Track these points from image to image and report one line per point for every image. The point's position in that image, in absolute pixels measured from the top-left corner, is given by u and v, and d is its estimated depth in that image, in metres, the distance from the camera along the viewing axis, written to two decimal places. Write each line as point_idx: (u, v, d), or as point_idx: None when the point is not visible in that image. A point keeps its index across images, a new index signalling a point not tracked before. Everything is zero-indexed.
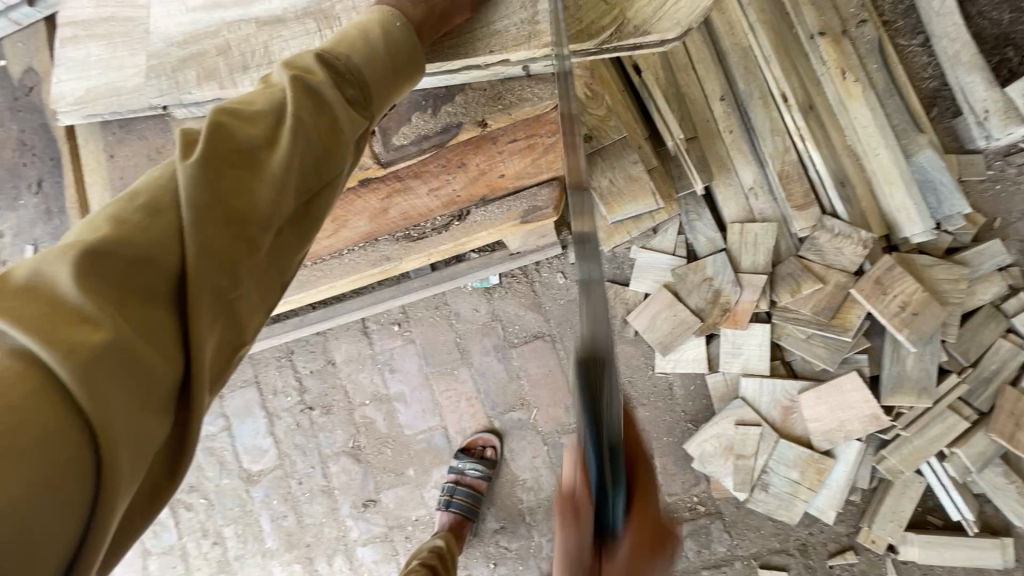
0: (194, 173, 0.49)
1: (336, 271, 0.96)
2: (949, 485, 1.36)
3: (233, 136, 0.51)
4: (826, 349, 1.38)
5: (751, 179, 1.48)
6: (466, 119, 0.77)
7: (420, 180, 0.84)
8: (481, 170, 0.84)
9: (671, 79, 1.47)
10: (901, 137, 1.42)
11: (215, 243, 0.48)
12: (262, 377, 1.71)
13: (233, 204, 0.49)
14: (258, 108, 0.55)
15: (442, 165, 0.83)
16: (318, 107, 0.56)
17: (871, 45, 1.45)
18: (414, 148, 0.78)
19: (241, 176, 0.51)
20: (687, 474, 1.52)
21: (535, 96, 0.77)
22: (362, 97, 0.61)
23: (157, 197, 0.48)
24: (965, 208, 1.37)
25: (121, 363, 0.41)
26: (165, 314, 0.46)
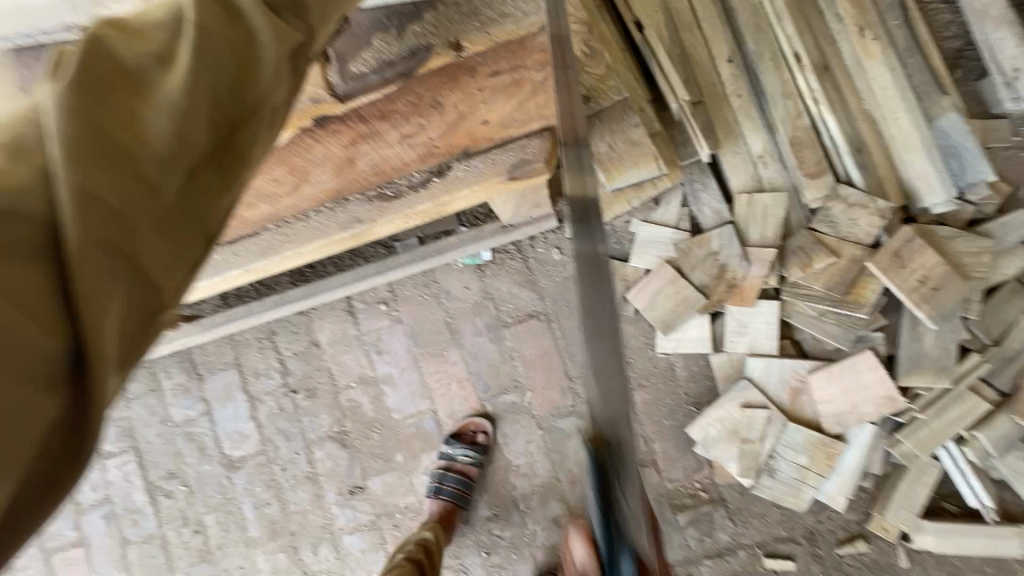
0: (66, 94, 0.36)
1: (302, 234, 0.86)
2: (967, 471, 1.29)
3: (118, 53, 0.40)
4: (839, 326, 1.30)
5: (760, 147, 1.37)
6: (439, 41, 0.65)
7: (387, 123, 0.74)
8: (459, 112, 0.75)
9: (676, 38, 1.36)
10: (923, 100, 1.33)
11: (102, 178, 0.36)
12: (243, 359, 1.63)
13: (122, 134, 0.37)
14: (150, 23, 0.43)
15: (412, 103, 0.73)
16: (230, 19, 0.45)
17: (892, 1, 1.34)
18: (377, 78, 0.66)
19: (133, 100, 0.39)
20: (689, 459, 1.45)
21: (518, 9, 0.66)
22: (294, 8, 0.50)
23: (16, 127, 0.35)
24: (990, 175, 1.28)
25: None
26: (35, 279, 0.33)
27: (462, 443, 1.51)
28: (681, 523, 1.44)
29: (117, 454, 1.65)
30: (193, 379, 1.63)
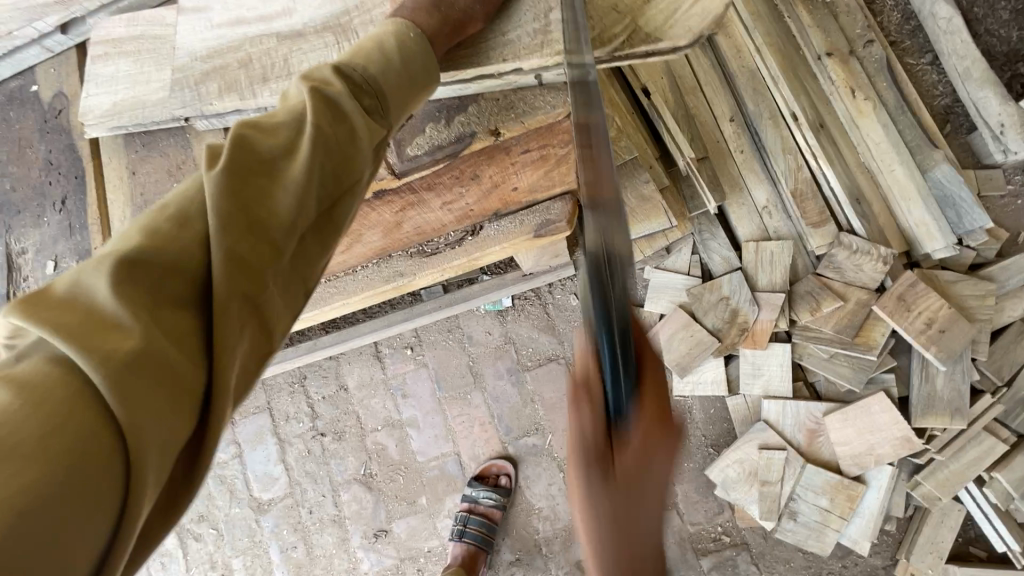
0: (222, 181, 0.49)
1: (349, 287, 0.96)
2: (991, 514, 1.28)
3: (257, 146, 0.52)
4: (851, 368, 1.34)
5: (764, 198, 1.48)
6: (479, 128, 0.77)
7: (433, 193, 0.83)
8: (494, 183, 0.83)
9: (681, 101, 1.49)
10: (916, 153, 1.41)
11: (240, 247, 0.49)
12: (275, 403, 1.70)
13: (257, 212, 0.50)
14: (278, 119, 0.56)
15: (456, 176, 0.81)
16: (336, 117, 0.57)
17: (880, 64, 1.46)
18: (428, 159, 0.77)
19: (264, 184, 0.51)
20: (710, 502, 1.46)
21: (547, 104, 0.76)
22: (379, 107, 0.60)
23: (187, 205, 0.49)
24: (987, 222, 1.34)
25: (151, 368, 0.42)
26: (191, 321, 0.46)
27: (484, 485, 1.54)
28: (704, 567, 1.44)
29: None
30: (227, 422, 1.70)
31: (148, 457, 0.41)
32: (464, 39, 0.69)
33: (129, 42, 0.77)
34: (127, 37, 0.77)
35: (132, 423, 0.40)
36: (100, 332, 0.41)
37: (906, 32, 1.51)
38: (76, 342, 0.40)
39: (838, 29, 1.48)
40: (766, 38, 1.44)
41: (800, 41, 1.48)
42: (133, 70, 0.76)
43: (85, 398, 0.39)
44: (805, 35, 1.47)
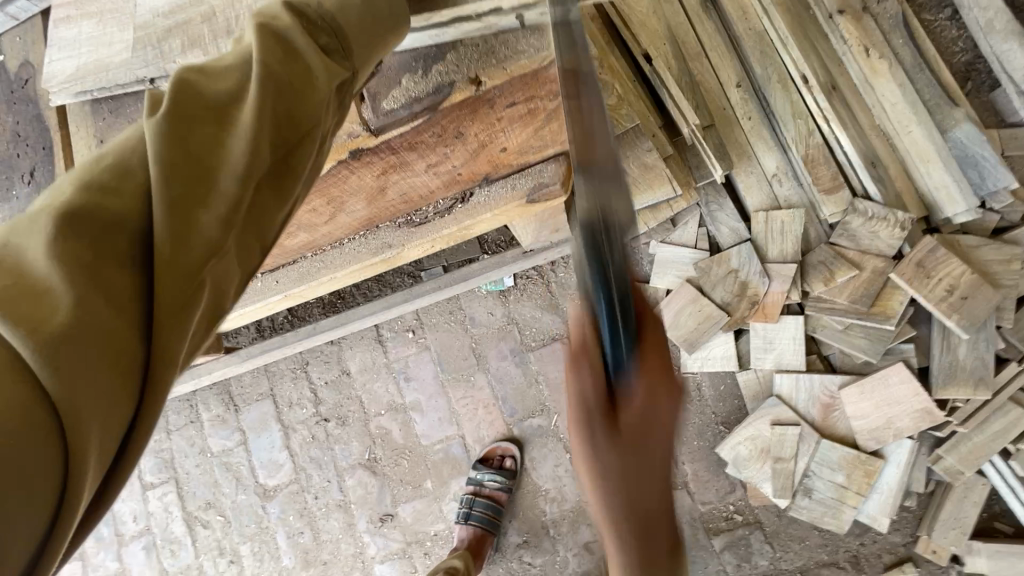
0: (161, 130, 0.46)
1: (337, 260, 0.93)
2: (1016, 487, 1.23)
3: (200, 91, 0.49)
4: (868, 339, 1.28)
5: (774, 165, 1.42)
6: (457, 78, 0.68)
7: (415, 154, 0.76)
8: (480, 141, 0.77)
9: (684, 67, 1.42)
10: (935, 112, 1.34)
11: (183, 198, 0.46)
12: (277, 389, 1.69)
13: (201, 161, 0.47)
14: (226, 63, 0.52)
15: (438, 134, 0.74)
16: (289, 58, 0.52)
17: (896, 20, 1.38)
18: (405, 113, 0.69)
19: (209, 130, 0.48)
20: (721, 481, 1.42)
21: (532, 47, 0.68)
22: (340, 47, 0.56)
23: (126, 158, 0.46)
24: (1012, 183, 1.27)
25: (84, 332, 0.40)
26: (131, 281, 0.44)
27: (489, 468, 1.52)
28: (716, 547, 1.40)
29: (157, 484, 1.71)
30: (231, 409, 1.69)
31: (85, 416, 0.39)
32: None
33: (91, 3, 0.73)
34: None
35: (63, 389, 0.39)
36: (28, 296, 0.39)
37: None
38: (4, 306, 0.38)
39: None
40: None
41: None
42: (96, 31, 0.72)
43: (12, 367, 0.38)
44: None
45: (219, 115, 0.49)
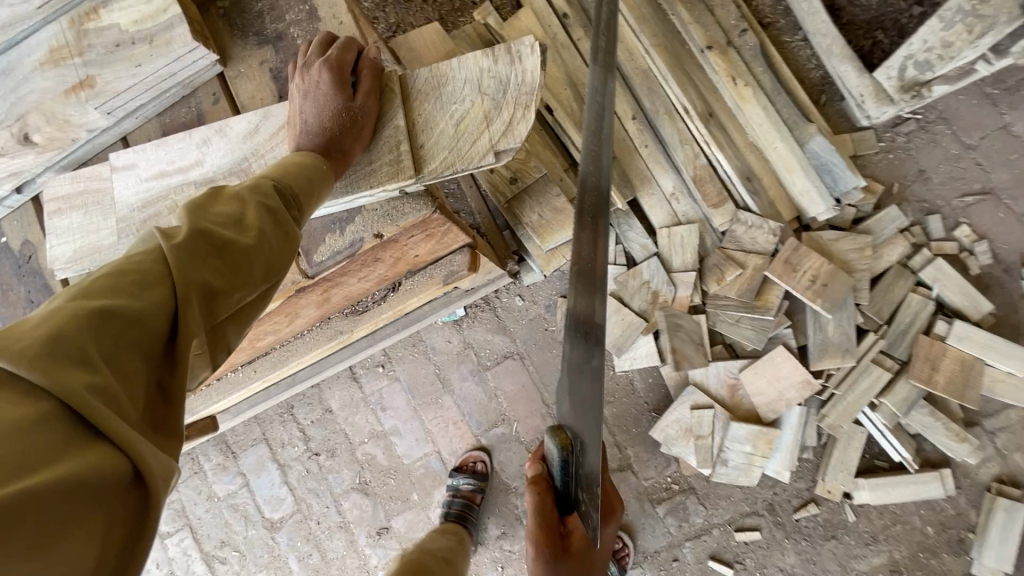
0: (179, 257, 0.64)
1: (301, 347, 1.15)
2: (884, 431, 1.52)
3: (210, 229, 0.69)
4: (754, 330, 1.55)
5: (671, 185, 1.64)
6: (366, 234, 0.94)
7: (346, 276, 1.02)
8: (393, 258, 1.01)
9: (584, 108, 1.62)
10: (794, 128, 1.57)
11: (194, 306, 0.64)
12: (269, 433, 1.89)
13: (210, 281, 0.66)
14: (223, 209, 0.72)
15: (360, 262, 1.00)
16: (276, 220, 0.75)
17: (755, 51, 1.60)
18: (332, 261, 0.95)
19: (215, 259, 0.67)
20: (658, 458, 1.69)
21: (414, 209, 0.94)
22: (302, 209, 0.80)
23: (146, 268, 0.63)
24: (859, 182, 1.53)
25: (119, 400, 0.55)
26: (149, 365, 0.60)
27: (464, 474, 1.75)
28: (661, 513, 1.67)
29: (174, 532, 1.91)
30: (230, 456, 1.89)
31: (147, 459, 0.54)
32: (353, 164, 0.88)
33: (75, 197, 0.92)
34: (70, 192, 0.93)
35: (123, 439, 0.53)
36: (86, 371, 0.53)
37: (780, 12, 1.67)
38: (54, 377, 0.52)
39: (714, 22, 1.61)
40: (652, 39, 1.59)
41: (684, 37, 1.62)
42: (82, 223, 0.92)
43: (51, 424, 0.50)
44: (687, 31, 1.61)
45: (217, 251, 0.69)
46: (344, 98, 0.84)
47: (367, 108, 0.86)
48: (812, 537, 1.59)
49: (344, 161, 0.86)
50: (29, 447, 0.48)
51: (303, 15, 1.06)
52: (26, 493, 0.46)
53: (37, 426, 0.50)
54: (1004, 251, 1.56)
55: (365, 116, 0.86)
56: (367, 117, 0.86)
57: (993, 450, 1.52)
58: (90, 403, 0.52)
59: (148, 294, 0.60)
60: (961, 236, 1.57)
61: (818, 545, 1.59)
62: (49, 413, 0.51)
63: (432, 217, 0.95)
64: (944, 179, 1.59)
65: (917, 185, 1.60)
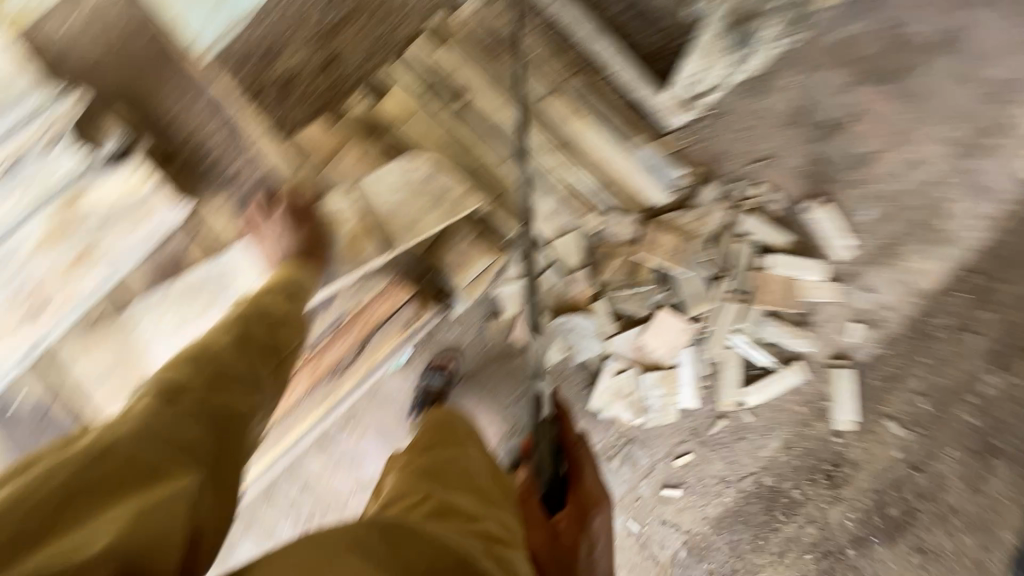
0: (197, 369, 1.18)
1: (339, 382, 1.87)
2: (751, 346, 2.01)
3: (247, 342, 1.31)
4: (639, 300, 1.97)
5: (548, 205, 1.98)
6: (350, 304, 1.84)
7: (338, 344, 1.85)
8: (364, 318, 1.85)
9: (460, 161, 1.89)
10: (625, 142, 1.97)
11: (204, 390, 1.14)
12: (263, 516, 2.00)
13: (218, 392, 1.16)
14: (255, 338, 1.34)
15: (353, 329, 1.85)
16: (264, 359, 1.32)
17: (580, 92, 1.95)
18: (330, 326, 1.85)
19: (246, 364, 1.27)
20: (602, 423, 2.04)
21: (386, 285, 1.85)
22: (274, 348, 1.36)
23: (209, 375, 1.18)
24: (681, 172, 1.98)
25: (211, 443, 1.06)
26: (218, 437, 1.09)
27: (434, 372, 1.98)
28: (615, 466, 2.03)
29: None
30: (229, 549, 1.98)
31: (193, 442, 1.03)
32: None
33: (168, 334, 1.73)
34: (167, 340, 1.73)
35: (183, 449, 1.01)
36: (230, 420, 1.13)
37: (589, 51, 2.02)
38: (156, 450, 0.98)
39: (544, 72, 1.94)
40: (499, 95, 1.90)
41: (524, 90, 1.92)
42: (174, 326, 1.73)
43: (175, 447, 1.00)
44: (526, 84, 1.92)
45: (214, 382, 1.18)
46: None
47: None
48: (727, 443, 2.02)
49: None
50: (212, 450, 1.05)
51: None
52: (182, 458, 1.00)
53: (204, 402, 1.12)
54: (791, 195, 2.09)
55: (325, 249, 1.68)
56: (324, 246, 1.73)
57: (826, 337, 2.05)
58: (205, 413, 1.10)
59: (203, 372, 1.18)
60: (765, 189, 2.04)
61: (733, 448, 2.02)
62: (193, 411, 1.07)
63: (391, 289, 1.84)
64: None
65: (726, 162, 2.04)
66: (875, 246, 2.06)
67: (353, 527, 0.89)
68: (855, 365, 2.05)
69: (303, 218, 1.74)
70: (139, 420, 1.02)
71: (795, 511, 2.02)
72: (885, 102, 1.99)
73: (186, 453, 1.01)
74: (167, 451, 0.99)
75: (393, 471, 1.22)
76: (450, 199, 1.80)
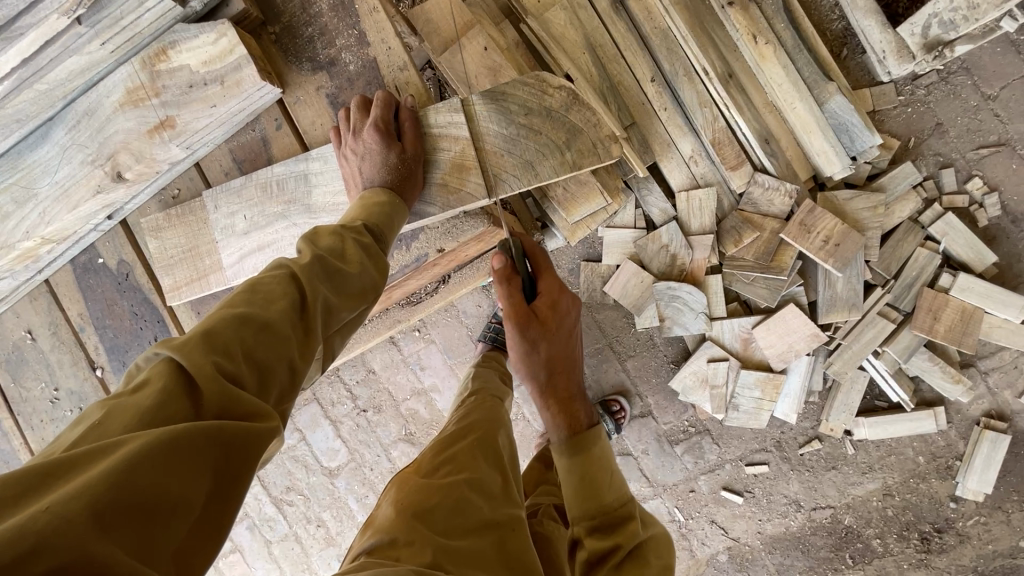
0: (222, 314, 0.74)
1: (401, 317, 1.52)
2: (887, 375, 1.66)
3: (249, 316, 0.74)
4: (768, 289, 1.63)
5: (690, 148, 1.64)
6: (432, 249, 1.32)
7: (409, 281, 1.38)
8: (444, 258, 1.34)
9: (603, 73, 1.61)
10: (813, 88, 1.55)
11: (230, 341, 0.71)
12: (319, 394, 2.06)
13: (216, 361, 0.68)
14: (268, 289, 0.79)
15: (429, 269, 1.37)
16: (368, 253, 0.95)
17: (778, 6, 1.54)
18: (401, 272, 1.34)
19: (259, 331, 0.74)
20: (677, 405, 1.83)
21: (473, 225, 1.30)
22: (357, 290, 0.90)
23: (232, 320, 0.73)
24: (876, 141, 1.53)
25: (152, 462, 0.58)
26: (203, 466, 0.62)
27: None
28: (678, 452, 1.85)
29: None
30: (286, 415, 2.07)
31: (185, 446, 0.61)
32: (410, 178, 1.13)
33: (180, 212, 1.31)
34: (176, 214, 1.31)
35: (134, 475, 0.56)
36: (234, 403, 0.67)
37: None
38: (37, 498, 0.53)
39: None
40: None
41: None
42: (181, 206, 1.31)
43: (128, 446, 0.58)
44: None
45: (300, 313, 0.80)
46: (400, 153, 1.12)
47: (417, 156, 1.15)
48: (814, 468, 1.77)
49: (410, 179, 1.14)
50: (144, 489, 0.56)
51: (353, 41, 1.23)
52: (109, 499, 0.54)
53: (173, 399, 0.64)
54: (1012, 203, 1.60)
55: (415, 164, 1.14)
56: (417, 166, 1.15)
57: (986, 388, 1.66)
58: (205, 386, 0.66)
59: (274, 306, 0.77)
60: (977, 188, 1.59)
61: (820, 475, 1.76)
62: (206, 366, 0.67)
63: (486, 231, 1.30)
64: (961, 132, 1.59)
65: (935, 139, 1.61)
66: None
67: (438, 551, 0.77)
68: (1012, 431, 1.66)
69: (385, 112, 1.15)
70: (110, 474, 0.55)
71: (868, 559, 1.77)
72: None
73: (135, 486, 0.56)
74: (165, 478, 0.58)
75: (424, 461, 0.95)
76: (586, 139, 1.16)
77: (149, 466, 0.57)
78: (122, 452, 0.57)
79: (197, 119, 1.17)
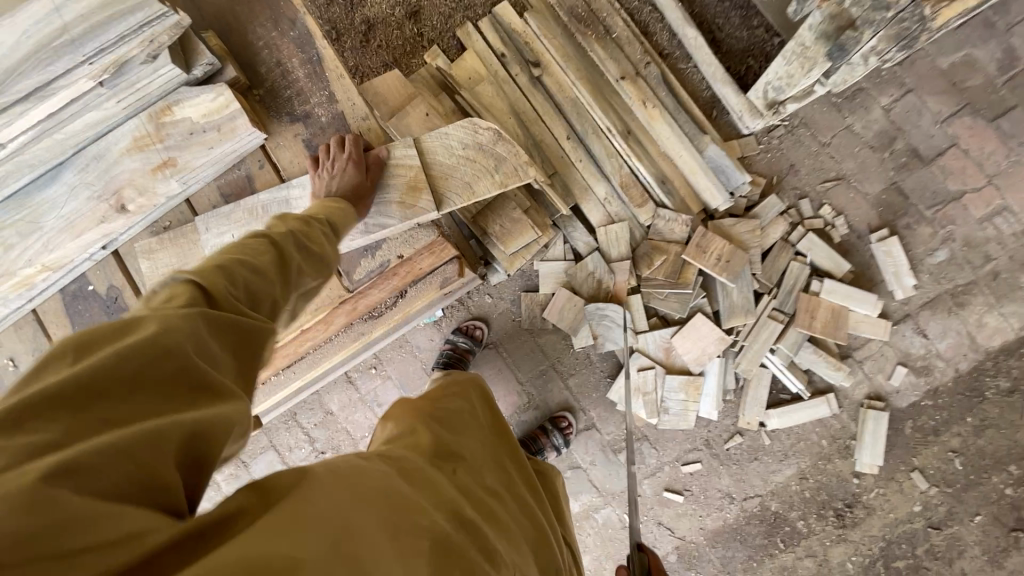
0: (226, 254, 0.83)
1: (363, 331, 1.65)
2: (784, 369, 1.95)
3: (247, 257, 0.83)
4: (679, 302, 1.93)
5: (603, 191, 1.96)
6: (392, 256, 1.51)
7: (371, 290, 1.56)
8: (403, 266, 1.54)
9: (527, 133, 1.94)
10: (694, 140, 1.94)
11: (236, 274, 0.79)
12: (277, 440, 2.10)
13: (224, 287, 0.76)
14: (261, 243, 0.88)
15: (389, 279, 1.55)
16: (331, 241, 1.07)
17: (659, 80, 1.94)
18: (367, 276, 1.51)
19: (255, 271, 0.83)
20: (616, 415, 2.03)
21: (426, 233, 1.52)
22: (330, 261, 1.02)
23: (236, 258, 0.82)
24: (745, 178, 1.92)
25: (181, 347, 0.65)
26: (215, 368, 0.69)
27: (462, 334, 2.03)
28: (622, 459, 2.02)
29: None
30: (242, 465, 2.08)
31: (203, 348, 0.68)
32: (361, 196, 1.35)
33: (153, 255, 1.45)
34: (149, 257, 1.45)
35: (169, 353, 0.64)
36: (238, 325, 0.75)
37: (675, 44, 2.04)
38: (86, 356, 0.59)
39: (624, 57, 1.94)
40: (577, 72, 1.90)
41: (603, 70, 1.94)
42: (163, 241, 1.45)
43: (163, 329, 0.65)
44: (604, 65, 1.93)
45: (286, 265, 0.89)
46: (363, 176, 1.36)
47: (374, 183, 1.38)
48: (740, 461, 1.99)
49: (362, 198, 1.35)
50: (170, 371, 0.63)
51: (324, 98, 1.48)
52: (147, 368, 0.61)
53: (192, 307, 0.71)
54: (856, 222, 2.02)
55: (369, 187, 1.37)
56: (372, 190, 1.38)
57: (863, 374, 1.99)
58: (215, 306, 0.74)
59: (266, 256, 0.86)
60: (827, 213, 2.01)
61: (745, 467, 1.99)
62: (219, 287, 0.75)
63: (438, 239, 1.52)
64: (809, 171, 2.03)
65: (791, 176, 2.03)
66: (932, 292, 1.99)
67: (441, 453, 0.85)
68: (889, 409, 1.98)
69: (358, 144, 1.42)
70: (151, 340, 0.63)
71: (795, 541, 1.97)
72: (963, 144, 1.99)
73: (169, 361, 0.63)
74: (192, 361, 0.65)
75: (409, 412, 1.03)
76: (510, 165, 1.42)
77: (178, 350, 0.64)
78: (159, 327, 0.65)
79: (196, 158, 1.36)
